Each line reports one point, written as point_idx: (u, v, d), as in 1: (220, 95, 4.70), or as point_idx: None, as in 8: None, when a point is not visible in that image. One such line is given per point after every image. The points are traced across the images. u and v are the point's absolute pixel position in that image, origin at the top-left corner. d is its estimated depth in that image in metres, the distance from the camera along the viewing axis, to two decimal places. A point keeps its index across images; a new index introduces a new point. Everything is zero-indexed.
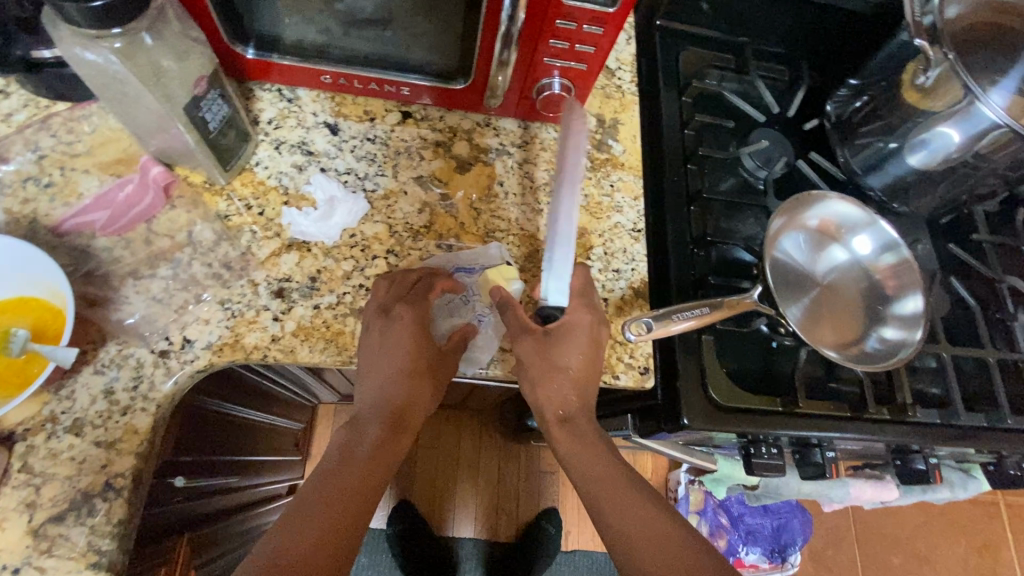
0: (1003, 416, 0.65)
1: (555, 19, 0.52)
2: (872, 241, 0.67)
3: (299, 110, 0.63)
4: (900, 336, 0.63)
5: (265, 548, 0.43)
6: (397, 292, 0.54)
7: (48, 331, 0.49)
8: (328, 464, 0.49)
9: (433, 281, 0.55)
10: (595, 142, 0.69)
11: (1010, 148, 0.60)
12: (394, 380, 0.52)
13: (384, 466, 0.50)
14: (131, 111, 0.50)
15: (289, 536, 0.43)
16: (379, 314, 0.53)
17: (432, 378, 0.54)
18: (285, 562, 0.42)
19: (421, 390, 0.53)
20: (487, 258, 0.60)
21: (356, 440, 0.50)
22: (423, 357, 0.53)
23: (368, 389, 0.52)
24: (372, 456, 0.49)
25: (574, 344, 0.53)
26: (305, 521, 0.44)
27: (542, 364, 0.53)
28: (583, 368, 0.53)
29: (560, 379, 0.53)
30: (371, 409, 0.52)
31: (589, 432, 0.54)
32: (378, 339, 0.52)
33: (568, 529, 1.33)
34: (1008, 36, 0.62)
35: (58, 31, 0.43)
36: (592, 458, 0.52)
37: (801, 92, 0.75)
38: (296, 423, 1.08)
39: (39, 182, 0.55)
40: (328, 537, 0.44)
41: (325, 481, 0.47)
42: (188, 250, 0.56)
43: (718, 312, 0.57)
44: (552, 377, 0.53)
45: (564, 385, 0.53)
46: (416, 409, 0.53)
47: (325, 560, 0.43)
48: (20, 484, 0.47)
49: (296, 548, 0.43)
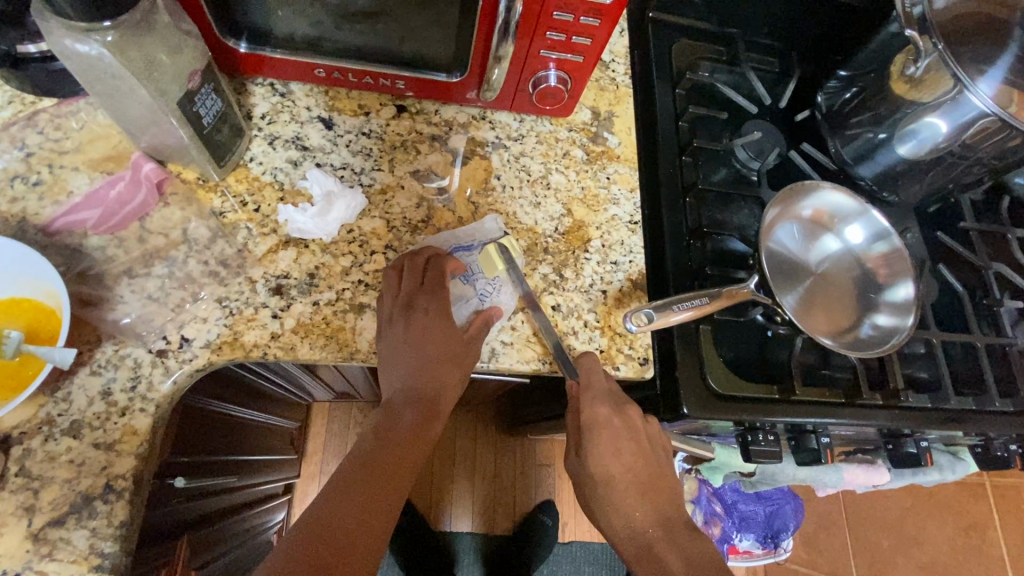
0: (990, 398, 0.67)
1: (552, 12, 0.52)
2: (863, 230, 0.68)
3: (293, 104, 0.63)
4: (892, 322, 0.65)
5: (308, 520, 0.46)
6: (415, 281, 0.55)
7: (41, 332, 0.48)
8: (364, 445, 0.51)
9: (443, 263, 0.56)
10: (590, 134, 0.69)
11: (996, 138, 0.61)
12: (420, 371, 0.53)
13: (416, 450, 0.52)
14: (122, 106, 0.49)
15: (329, 513, 0.46)
16: (402, 306, 0.54)
17: (456, 366, 0.54)
18: (325, 537, 0.44)
19: (448, 380, 0.54)
20: (489, 233, 0.60)
21: (391, 426, 0.52)
22: (447, 347, 0.54)
23: (394, 377, 0.53)
24: (405, 441, 0.51)
25: (607, 444, 0.55)
26: (343, 501, 0.47)
27: (595, 431, 0.55)
28: (628, 477, 0.56)
29: (620, 492, 0.56)
30: (402, 397, 0.53)
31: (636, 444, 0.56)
32: (402, 331, 0.53)
33: (565, 521, 1.34)
34: (992, 27, 0.63)
35: (47, 24, 0.42)
36: (630, 474, 0.56)
37: (792, 84, 0.76)
38: (287, 423, 1.05)
39: (27, 180, 0.54)
40: (365, 518, 0.46)
41: (360, 463, 0.49)
42: (184, 248, 0.55)
43: (717, 302, 0.57)
44: (619, 500, 0.55)
45: (641, 514, 0.55)
46: (447, 395, 0.54)
47: (363, 540, 0.45)
48: (18, 488, 0.46)
49: (335, 525, 0.45)
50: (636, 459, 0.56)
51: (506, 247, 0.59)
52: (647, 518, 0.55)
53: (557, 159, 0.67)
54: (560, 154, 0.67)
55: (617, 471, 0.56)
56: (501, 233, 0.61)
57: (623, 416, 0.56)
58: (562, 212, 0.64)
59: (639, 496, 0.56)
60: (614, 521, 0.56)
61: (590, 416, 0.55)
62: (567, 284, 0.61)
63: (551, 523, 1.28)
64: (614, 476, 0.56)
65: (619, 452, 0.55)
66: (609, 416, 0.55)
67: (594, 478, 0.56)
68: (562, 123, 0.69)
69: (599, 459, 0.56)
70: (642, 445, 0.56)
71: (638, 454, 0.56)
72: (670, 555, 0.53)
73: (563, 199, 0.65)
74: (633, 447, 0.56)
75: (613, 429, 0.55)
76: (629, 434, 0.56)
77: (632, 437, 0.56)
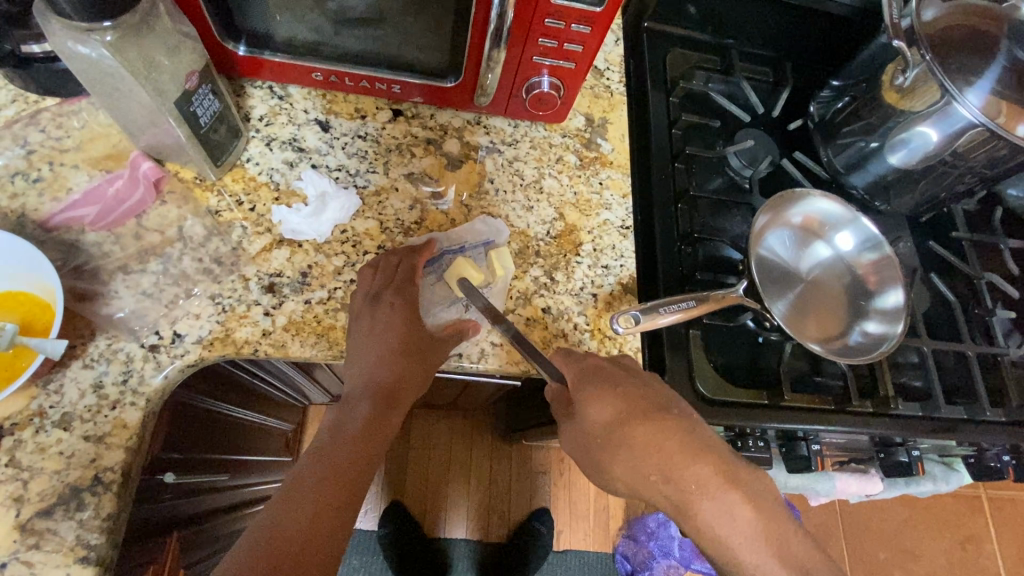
0: (981, 408, 0.66)
1: (544, 19, 0.53)
2: (853, 237, 0.69)
3: (290, 107, 0.64)
4: (881, 329, 0.65)
5: (261, 525, 0.43)
6: (384, 280, 0.55)
7: (35, 325, 0.49)
8: (320, 442, 0.49)
9: (415, 263, 0.56)
10: (584, 140, 0.70)
11: (986, 147, 0.61)
12: (384, 361, 0.52)
13: (376, 445, 0.49)
14: (123, 106, 0.50)
15: (284, 514, 0.44)
16: (369, 302, 0.53)
17: (422, 361, 0.53)
18: (281, 538, 0.42)
19: (411, 375, 0.52)
20: (491, 232, 0.62)
21: (347, 418, 0.49)
22: (415, 342, 0.53)
23: (358, 367, 0.51)
24: (363, 435, 0.49)
25: (603, 396, 0.51)
26: (298, 499, 0.44)
27: (590, 384, 0.52)
28: (628, 416, 0.51)
29: (628, 441, 0.51)
30: (363, 388, 0.51)
31: (629, 389, 0.52)
32: (368, 325, 0.52)
33: (560, 529, 1.32)
34: (981, 38, 0.64)
35: (50, 25, 0.43)
36: (632, 417, 0.51)
37: (785, 93, 0.77)
38: (284, 423, 1.07)
39: (27, 176, 0.55)
40: (320, 516, 0.44)
41: (316, 460, 0.47)
42: (179, 245, 0.56)
43: (705, 305, 0.58)
44: (626, 448, 0.51)
45: (653, 460, 0.50)
46: (409, 387, 0.52)
47: (322, 539, 0.43)
48: (7, 479, 0.46)
49: (291, 527, 0.43)
50: (632, 399, 0.51)
51: (496, 254, 0.60)
52: (671, 473, 0.50)
53: (551, 164, 0.68)
54: (556, 153, 0.68)
55: (613, 419, 0.51)
56: (492, 234, 0.62)
57: (615, 363, 0.54)
58: (554, 216, 0.65)
59: (659, 442, 0.50)
60: (624, 477, 0.51)
61: (572, 371, 0.53)
62: (557, 287, 0.62)
63: (547, 532, 1.27)
64: (609, 427, 0.51)
65: (608, 403, 0.51)
66: (598, 363, 0.53)
67: (591, 437, 0.52)
68: (556, 128, 0.70)
69: (589, 412, 0.51)
70: (647, 390, 0.53)
71: (632, 395, 0.52)
72: (702, 504, 0.49)
73: (555, 203, 0.66)
74: (629, 387, 0.52)
75: (604, 373, 0.53)
76: (624, 379, 0.52)
77: (625, 382, 0.52)
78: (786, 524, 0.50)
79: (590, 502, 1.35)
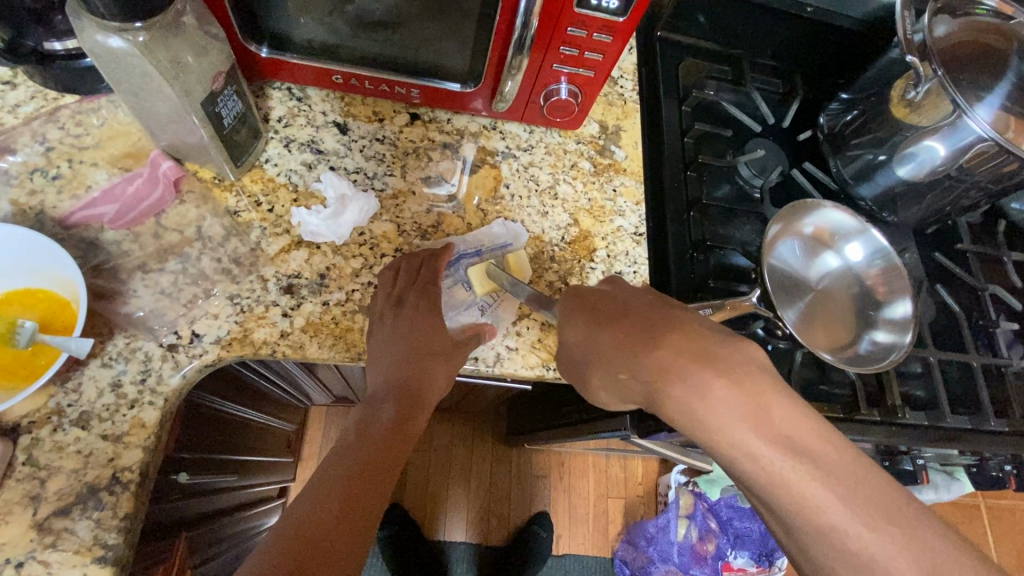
0: (986, 418, 0.67)
1: (566, 27, 0.53)
2: (863, 248, 0.69)
3: (309, 109, 0.64)
4: (891, 339, 0.66)
5: (288, 519, 0.44)
6: (406, 282, 0.55)
7: (55, 323, 0.49)
8: (346, 442, 0.49)
9: (439, 265, 0.56)
10: (598, 147, 0.70)
11: (992, 163, 0.62)
12: (405, 361, 0.52)
13: (399, 446, 0.50)
14: (147, 105, 0.50)
15: (309, 507, 0.44)
16: (392, 304, 0.54)
17: (444, 361, 0.53)
18: (306, 529, 0.43)
19: (433, 377, 0.52)
20: (509, 237, 0.62)
21: (371, 418, 0.50)
22: (435, 345, 0.53)
23: (379, 368, 0.52)
24: (387, 434, 0.49)
25: (583, 310, 0.52)
26: (323, 495, 0.45)
27: (575, 302, 0.53)
28: (604, 322, 0.50)
29: (602, 343, 0.50)
30: (385, 390, 0.51)
31: (618, 301, 0.52)
32: (392, 327, 0.53)
33: (559, 533, 1.32)
34: (989, 56, 0.65)
35: (81, 22, 0.43)
36: (605, 319, 0.51)
37: (795, 103, 0.78)
38: (286, 423, 1.06)
39: (46, 174, 0.55)
40: (344, 507, 0.44)
41: (342, 456, 0.48)
42: (197, 245, 0.56)
43: (721, 312, 0.59)
44: (603, 352, 0.50)
45: (620, 358, 0.48)
46: (431, 389, 0.52)
47: (346, 532, 0.43)
48: (25, 477, 0.46)
49: (317, 519, 0.43)
50: (615, 305, 0.51)
51: (513, 258, 0.61)
52: (643, 368, 0.47)
53: (565, 170, 0.68)
54: (569, 159, 0.69)
55: (592, 329, 0.51)
56: (507, 237, 0.62)
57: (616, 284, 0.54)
58: (569, 221, 0.66)
59: (632, 339, 0.48)
60: (606, 385, 0.50)
61: (574, 291, 0.54)
62: None
63: (546, 536, 1.27)
64: (591, 336, 0.51)
65: (581, 316, 0.52)
66: (598, 285, 0.54)
67: (574, 350, 0.52)
68: (570, 135, 0.70)
69: (570, 329, 0.52)
70: (636, 300, 0.51)
71: (618, 303, 0.51)
72: (675, 388, 0.44)
73: (570, 208, 0.66)
74: (626, 298, 0.52)
75: (600, 293, 0.53)
76: (617, 294, 0.52)
77: (616, 296, 0.52)
78: (774, 395, 0.44)
79: (590, 506, 1.35)
